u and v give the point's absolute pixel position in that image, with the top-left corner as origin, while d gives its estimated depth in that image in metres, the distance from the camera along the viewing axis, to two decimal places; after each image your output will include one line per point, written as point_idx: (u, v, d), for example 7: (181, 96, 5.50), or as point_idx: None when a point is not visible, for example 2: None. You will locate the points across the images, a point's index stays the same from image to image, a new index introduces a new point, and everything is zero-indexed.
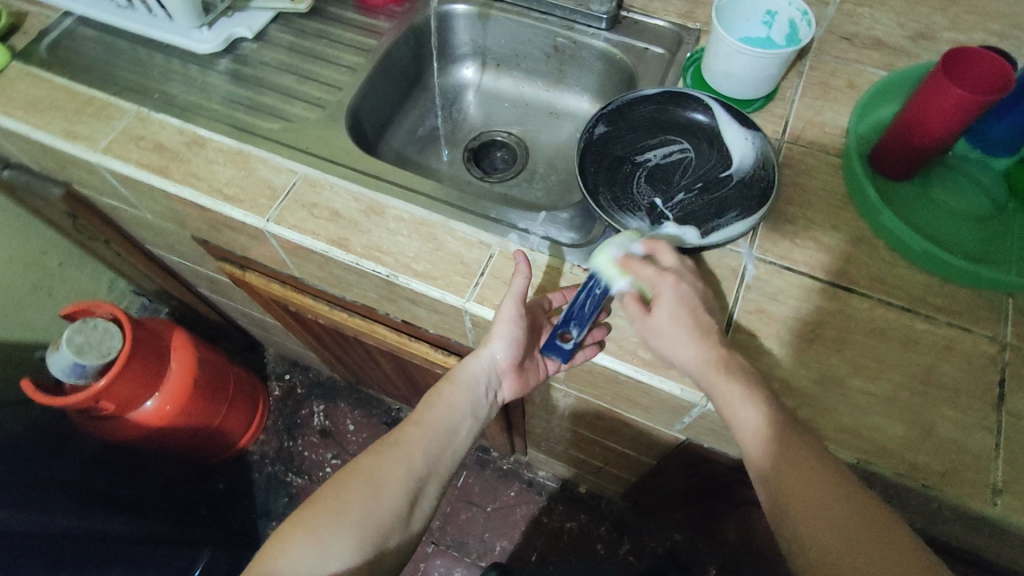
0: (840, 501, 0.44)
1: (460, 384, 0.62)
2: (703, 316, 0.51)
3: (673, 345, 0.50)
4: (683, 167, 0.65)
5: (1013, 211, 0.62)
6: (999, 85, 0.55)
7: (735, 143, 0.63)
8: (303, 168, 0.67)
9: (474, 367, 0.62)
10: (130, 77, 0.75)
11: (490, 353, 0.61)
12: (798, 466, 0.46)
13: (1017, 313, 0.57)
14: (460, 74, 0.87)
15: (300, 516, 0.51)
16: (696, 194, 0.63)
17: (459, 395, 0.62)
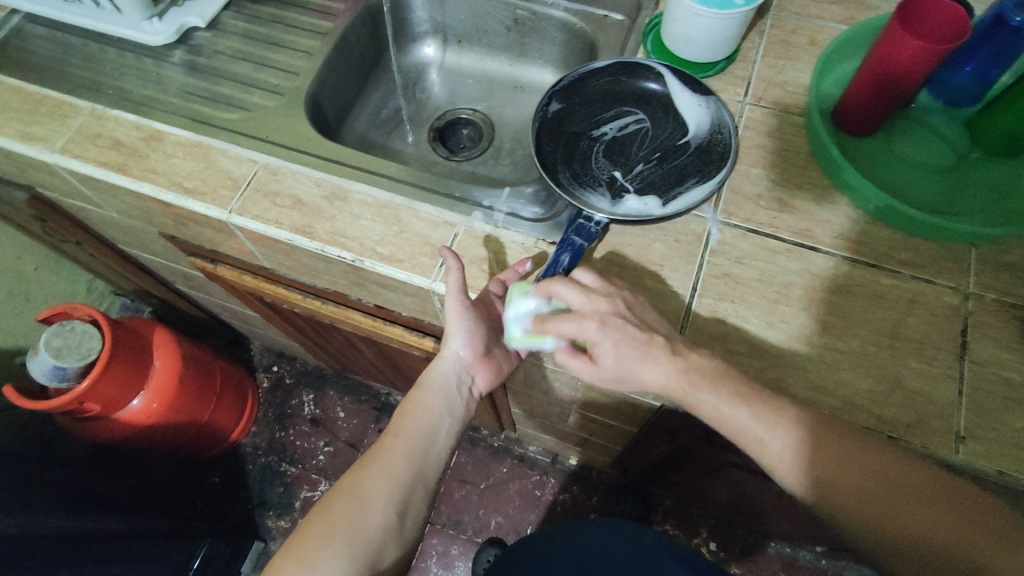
0: (870, 472, 0.47)
1: (431, 389, 0.62)
2: (645, 338, 0.51)
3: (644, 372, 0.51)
4: (642, 138, 0.65)
5: (976, 160, 0.62)
6: (956, 33, 0.54)
7: (690, 113, 0.64)
8: (263, 157, 0.66)
9: (440, 371, 0.63)
10: (83, 74, 0.73)
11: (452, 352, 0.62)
12: (829, 461, 0.48)
13: (980, 263, 0.58)
14: (421, 53, 0.86)
15: (290, 548, 0.50)
16: (654, 165, 0.63)
17: (431, 399, 0.62)
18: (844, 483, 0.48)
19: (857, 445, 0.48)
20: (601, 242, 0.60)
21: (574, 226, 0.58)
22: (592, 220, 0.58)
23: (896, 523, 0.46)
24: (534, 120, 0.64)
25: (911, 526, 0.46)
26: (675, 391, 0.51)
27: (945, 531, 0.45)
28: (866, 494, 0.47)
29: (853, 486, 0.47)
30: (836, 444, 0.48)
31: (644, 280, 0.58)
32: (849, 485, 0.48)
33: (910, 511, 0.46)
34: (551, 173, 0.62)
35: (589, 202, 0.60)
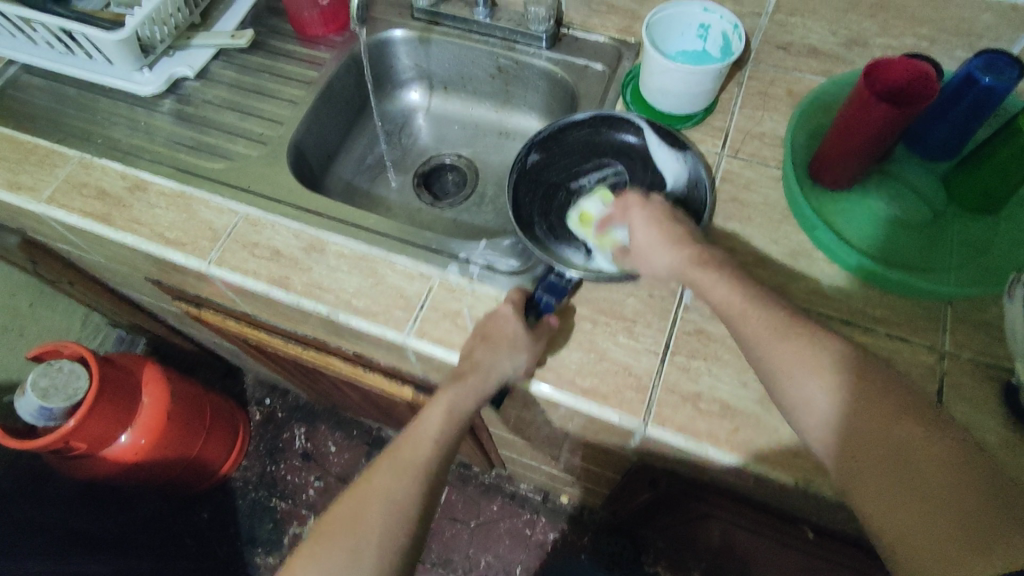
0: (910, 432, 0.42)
1: (473, 397, 0.53)
2: (668, 224, 0.55)
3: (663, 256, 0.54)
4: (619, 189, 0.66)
5: (950, 216, 0.62)
6: (922, 94, 0.55)
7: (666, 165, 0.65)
8: (244, 208, 0.67)
9: (491, 381, 0.53)
10: (74, 122, 0.75)
11: (509, 369, 0.53)
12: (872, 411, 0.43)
13: (955, 321, 0.57)
14: (407, 98, 0.87)
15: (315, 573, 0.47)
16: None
17: (466, 402, 0.53)
18: (855, 418, 0.43)
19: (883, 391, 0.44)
20: (574, 297, 0.60)
21: (546, 280, 0.60)
22: (564, 277, 0.59)
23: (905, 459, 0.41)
24: (512, 171, 0.64)
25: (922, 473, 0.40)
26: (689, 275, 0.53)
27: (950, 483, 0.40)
28: (881, 440, 0.42)
29: (866, 423, 0.43)
30: (863, 381, 0.44)
31: (616, 336, 0.58)
32: (862, 419, 0.43)
33: (910, 464, 0.41)
34: (528, 226, 0.63)
35: (563, 258, 0.61)
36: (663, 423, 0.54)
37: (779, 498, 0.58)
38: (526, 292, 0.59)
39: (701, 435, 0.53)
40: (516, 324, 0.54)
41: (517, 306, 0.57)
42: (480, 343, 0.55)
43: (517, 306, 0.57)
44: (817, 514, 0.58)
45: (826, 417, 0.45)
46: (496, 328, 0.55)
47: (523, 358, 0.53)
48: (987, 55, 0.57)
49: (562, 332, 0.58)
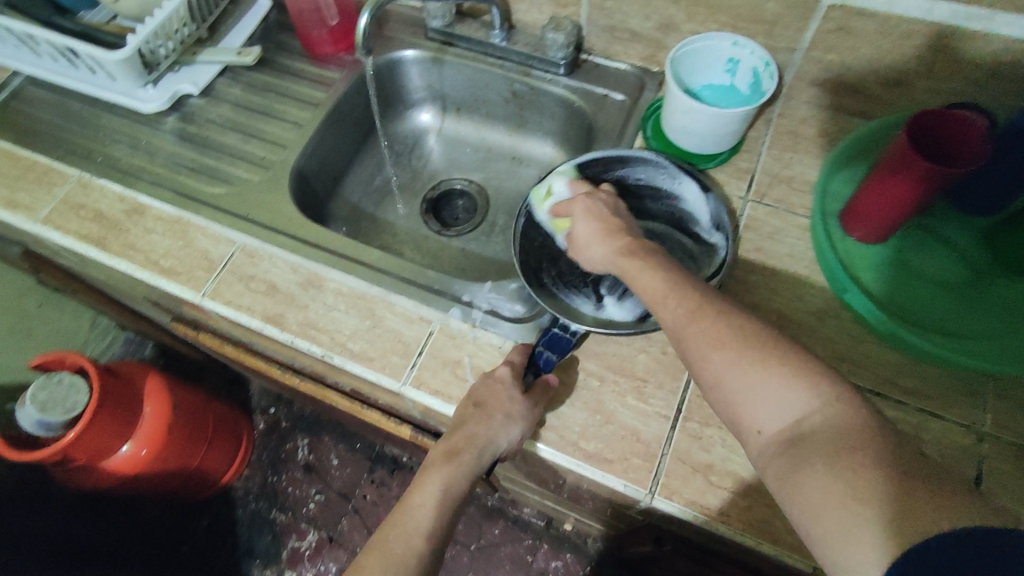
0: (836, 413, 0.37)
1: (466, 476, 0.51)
2: (611, 224, 0.52)
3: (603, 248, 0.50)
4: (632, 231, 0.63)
5: (993, 279, 0.57)
6: (973, 156, 0.51)
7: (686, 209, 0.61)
8: (241, 237, 0.64)
9: (487, 455, 0.51)
10: (75, 138, 0.73)
11: (503, 440, 0.51)
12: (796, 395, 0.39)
13: (995, 397, 0.52)
14: (418, 119, 0.84)
15: None
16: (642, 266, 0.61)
17: (460, 473, 0.50)
18: (786, 406, 0.39)
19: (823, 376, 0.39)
20: (580, 350, 0.56)
21: (548, 334, 0.56)
22: (567, 330, 0.56)
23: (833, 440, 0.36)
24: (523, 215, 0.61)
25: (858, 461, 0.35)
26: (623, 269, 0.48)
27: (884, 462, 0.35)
28: (807, 431, 0.38)
29: (795, 402, 0.38)
30: (792, 371, 0.39)
31: (624, 396, 0.54)
32: (792, 407, 0.39)
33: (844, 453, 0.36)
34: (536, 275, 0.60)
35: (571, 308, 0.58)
36: (670, 496, 0.50)
37: None
38: (526, 350, 0.56)
39: (711, 512, 0.50)
40: (512, 390, 0.52)
41: (514, 368, 0.54)
42: (473, 412, 0.52)
43: (511, 369, 0.54)
44: None
45: (756, 405, 0.40)
46: (490, 394, 0.52)
47: (518, 429, 0.51)
48: None
49: (564, 387, 0.55)
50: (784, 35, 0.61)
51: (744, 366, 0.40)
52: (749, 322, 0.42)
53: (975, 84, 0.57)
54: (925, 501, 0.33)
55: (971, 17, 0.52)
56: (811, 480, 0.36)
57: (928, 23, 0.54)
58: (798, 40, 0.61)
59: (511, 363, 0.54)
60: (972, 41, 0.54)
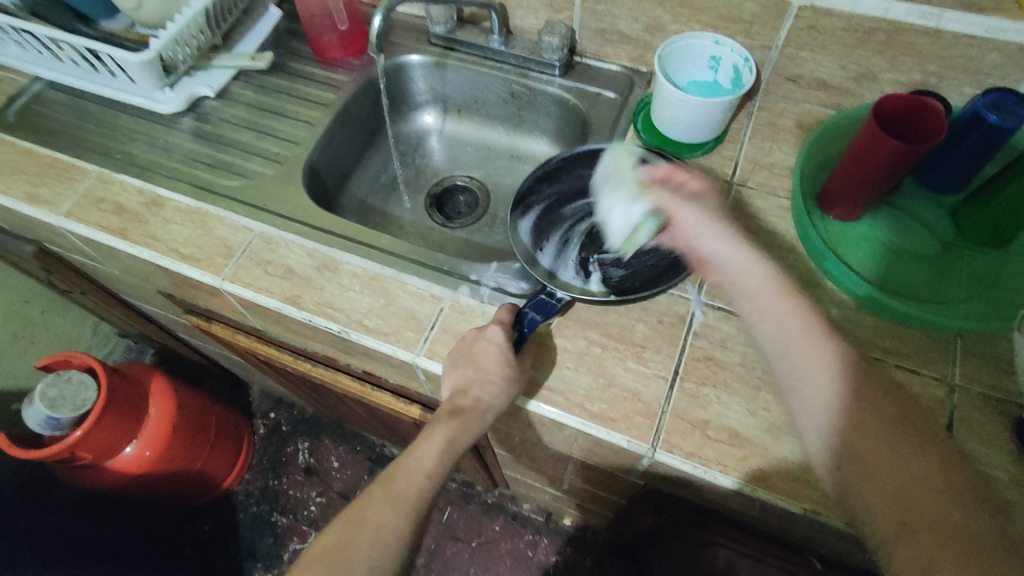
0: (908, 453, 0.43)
1: (469, 431, 0.54)
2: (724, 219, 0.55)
3: (713, 246, 0.54)
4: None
5: (960, 249, 0.62)
6: (934, 132, 0.56)
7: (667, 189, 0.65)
8: (259, 226, 0.68)
9: (490, 414, 0.55)
10: (94, 138, 0.76)
11: (502, 397, 0.54)
12: (877, 433, 0.44)
13: (965, 354, 0.56)
14: (421, 121, 0.89)
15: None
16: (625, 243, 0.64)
17: (463, 435, 0.54)
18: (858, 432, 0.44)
19: (894, 416, 0.45)
20: (583, 321, 0.61)
21: (536, 300, 0.60)
22: (553, 296, 0.60)
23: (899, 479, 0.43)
24: (515, 209, 0.67)
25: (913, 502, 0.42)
26: (732, 269, 0.52)
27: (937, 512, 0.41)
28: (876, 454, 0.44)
29: (872, 433, 0.44)
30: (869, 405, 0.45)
31: (625, 360, 0.58)
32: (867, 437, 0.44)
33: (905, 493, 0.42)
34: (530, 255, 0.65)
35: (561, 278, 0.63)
36: (671, 449, 0.54)
37: (787, 527, 0.58)
38: (513, 309, 0.59)
39: (708, 461, 0.53)
40: (506, 354, 0.55)
41: (504, 329, 0.56)
42: (471, 368, 0.55)
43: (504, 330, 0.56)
44: (823, 542, 0.58)
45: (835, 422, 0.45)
46: (486, 357, 0.55)
47: (513, 390, 0.54)
48: (995, 93, 0.57)
49: (565, 356, 0.59)
50: (761, 33, 0.67)
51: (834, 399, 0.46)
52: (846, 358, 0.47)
53: (932, 75, 0.63)
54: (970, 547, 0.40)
55: (923, 15, 0.59)
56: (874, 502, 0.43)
57: (887, 21, 0.60)
58: (773, 39, 0.67)
59: (500, 324, 0.57)
60: (925, 35, 0.60)
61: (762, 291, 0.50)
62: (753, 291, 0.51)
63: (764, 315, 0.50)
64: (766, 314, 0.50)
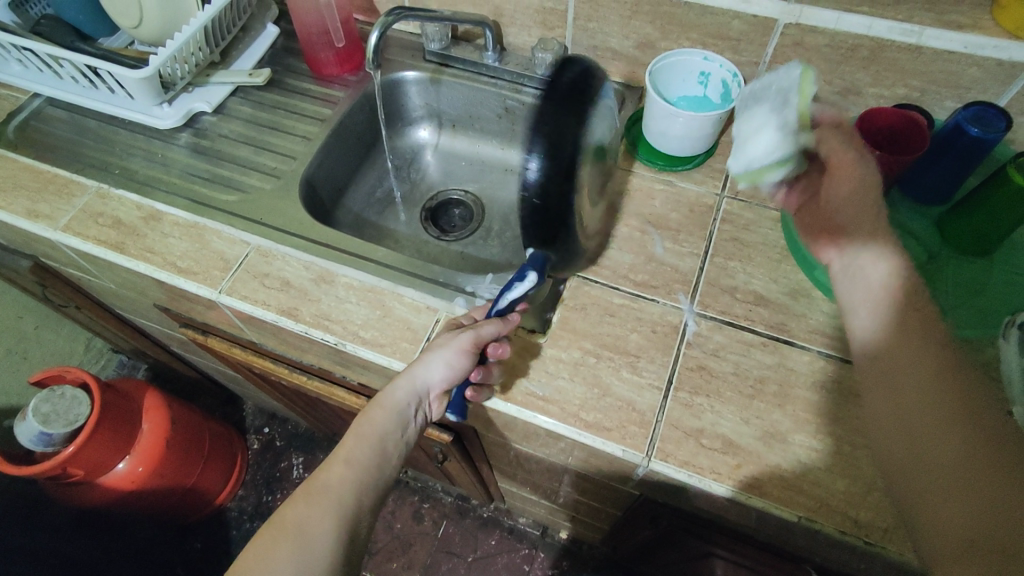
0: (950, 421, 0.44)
1: (383, 409, 0.53)
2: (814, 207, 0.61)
3: (861, 259, 0.53)
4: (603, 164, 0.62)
5: (946, 258, 0.63)
6: (915, 145, 0.61)
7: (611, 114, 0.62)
8: (256, 239, 0.68)
9: (403, 388, 0.53)
10: (92, 153, 0.76)
11: (426, 372, 0.54)
12: (922, 399, 0.45)
13: None
14: (416, 136, 0.90)
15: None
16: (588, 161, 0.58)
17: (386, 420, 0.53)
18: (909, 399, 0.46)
19: (945, 382, 0.45)
20: (578, 331, 0.61)
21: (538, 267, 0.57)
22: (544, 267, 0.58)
23: (934, 447, 0.44)
24: None
25: (943, 469, 0.43)
26: (872, 282, 0.52)
27: (963, 478, 0.42)
28: (921, 419, 0.45)
29: (920, 398, 0.45)
30: (926, 371, 0.46)
31: (619, 371, 0.59)
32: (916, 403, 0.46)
33: (938, 459, 0.43)
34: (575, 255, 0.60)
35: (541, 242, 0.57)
36: (666, 458, 0.55)
37: (782, 535, 0.58)
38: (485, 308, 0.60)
39: (703, 470, 0.54)
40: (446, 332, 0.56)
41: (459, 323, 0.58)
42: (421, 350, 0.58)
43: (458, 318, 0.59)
44: (817, 550, 0.58)
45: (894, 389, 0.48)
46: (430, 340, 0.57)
47: (439, 359, 0.54)
48: (976, 107, 0.59)
49: (561, 366, 0.60)
50: (748, 50, 0.68)
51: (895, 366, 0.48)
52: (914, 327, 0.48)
53: (915, 90, 0.65)
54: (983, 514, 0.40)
55: (905, 32, 0.60)
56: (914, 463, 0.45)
57: (870, 37, 0.62)
58: (760, 55, 0.68)
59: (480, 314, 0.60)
60: (907, 52, 0.62)
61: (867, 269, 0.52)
62: (867, 284, 0.52)
63: (860, 288, 0.52)
64: (868, 305, 0.51)
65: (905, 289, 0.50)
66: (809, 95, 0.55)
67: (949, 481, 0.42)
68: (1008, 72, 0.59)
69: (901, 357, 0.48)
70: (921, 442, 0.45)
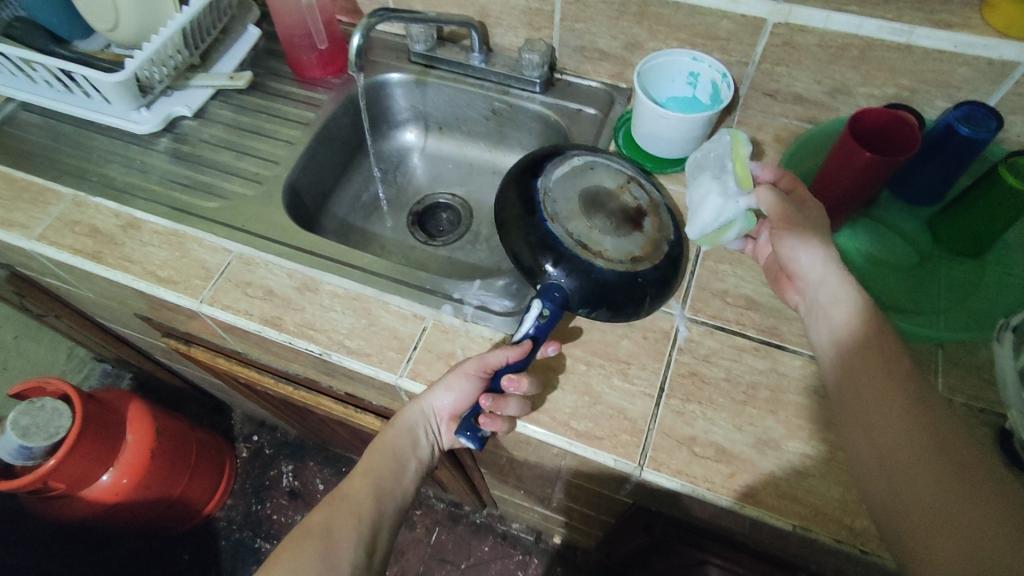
0: (922, 449, 0.43)
1: (397, 429, 0.56)
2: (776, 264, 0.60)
3: (816, 286, 0.53)
4: (624, 211, 0.60)
5: (938, 260, 0.62)
6: (908, 145, 0.58)
7: (608, 169, 0.63)
8: (238, 247, 0.67)
9: (413, 409, 0.55)
10: (69, 160, 0.74)
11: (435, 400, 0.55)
12: (895, 429, 0.45)
13: (948, 364, 0.56)
14: (402, 138, 0.88)
15: None
16: (582, 214, 0.59)
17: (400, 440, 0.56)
18: (883, 429, 0.46)
19: (914, 410, 0.45)
20: (568, 338, 0.60)
21: (549, 292, 0.55)
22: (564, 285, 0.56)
23: (908, 476, 0.43)
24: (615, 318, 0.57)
25: (918, 497, 0.42)
26: (823, 290, 0.52)
27: (938, 505, 0.41)
28: (894, 450, 0.45)
29: (893, 428, 0.45)
30: (897, 401, 0.46)
31: (610, 378, 0.58)
32: (890, 432, 0.45)
33: (915, 487, 0.42)
34: (626, 279, 0.56)
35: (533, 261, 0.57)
36: (658, 467, 0.54)
37: (776, 543, 0.58)
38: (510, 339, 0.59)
39: (696, 479, 0.53)
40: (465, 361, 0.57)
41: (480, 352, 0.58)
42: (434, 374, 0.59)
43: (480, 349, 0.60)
44: (812, 557, 0.58)
45: (869, 420, 0.47)
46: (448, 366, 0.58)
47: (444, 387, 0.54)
48: (966, 106, 0.58)
49: (551, 374, 0.58)
50: (737, 50, 0.67)
51: (869, 396, 0.47)
52: (885, 356, 0.48)
53: (905, 89, 0.64)
54: (961, 539, 0.39)
55: (894, 31, 0.60)
56: (890, 495, 0.44)
57: (860, 37, 0.61)
58: (750, 55, 0.67)
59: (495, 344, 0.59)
60: (897, 51, 0.61)
61: (831, 299, 0.52)
62: (827, 308, 0.52)
63: (828, 312, 0.52)
64: (837, 339, 0.51)
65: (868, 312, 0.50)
66: (744, 158, 0.57)
67: (926, 509, 0.41)
68: (999, 70, 0.59)
69: (871, 394, 0.47)
70: (897, 472, 0.44)
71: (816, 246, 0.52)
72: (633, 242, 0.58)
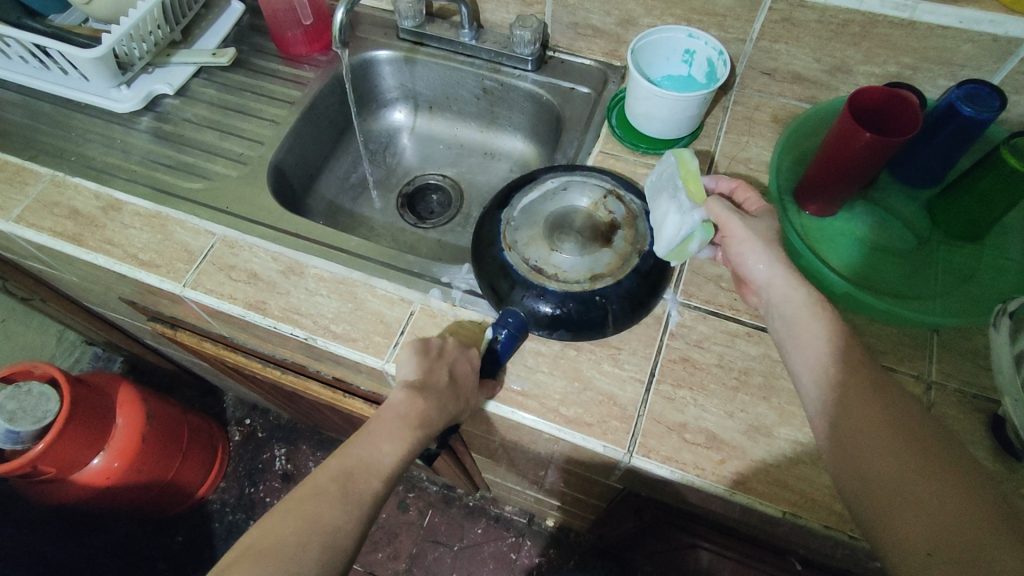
0: (886, 435, 0.43)
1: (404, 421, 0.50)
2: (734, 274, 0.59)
3: (766, 288, 0.51)
4: (592, 230, 0.57)
5: (936, 244, 0.61)
6: (908, 126, 0.55)
7: (584, 185, 0.60)
8: (221, 229, 0.65)
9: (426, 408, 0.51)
10: (47, 139, 0.72)
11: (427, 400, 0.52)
12: (856, 414, 0.44)
13: (941, 350, 0.56)
14: (391, 118, 0.86)
15: None
16: (543, 239, 0.57)
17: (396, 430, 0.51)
18: (844, 415, 0.45)
19: (872, 398, 0.45)
20: None
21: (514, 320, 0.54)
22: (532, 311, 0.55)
23: (872, 462, 0.42)
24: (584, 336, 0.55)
25: (885, 482, 0.41)
26: (772, 293, 0.51)
27: (907, 490, 0.40)
28: (857, 436, 0.44)
29: (854, 414, 0.44)
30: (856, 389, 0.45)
31: (600, 363, 0.57)
32: (852, 419, 0.44)
33: (880, 473, 0.42)
34: (584, 300, 0.54)
35: (505, 264, 0.56)
36: (648, 453, 0.53)
37: (767, 529, 0.57)
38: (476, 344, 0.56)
39: (686, 466, 0.52)
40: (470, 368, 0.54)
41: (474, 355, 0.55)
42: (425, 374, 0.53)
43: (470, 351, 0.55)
44: (802, 543, 0.57)
45: (829, 406, 0.46)
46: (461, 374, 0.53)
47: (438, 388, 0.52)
48: (969, 85, 0.56)
49: (541, 360, 0.57)
50: (735, 26, 0.65)
51: (828, 382, 0.46)
52: (843, 345, 0.48)
53: (907, 67, 0.63)
54: (933, 522, 0.38)
55: (898, 6, 0.58)
56: (855, 482, 0.43)
57: (862, 12, 0.59)
58: (747, 31, 0.65)
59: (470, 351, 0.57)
60: (900, 27, 0.59)
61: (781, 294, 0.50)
62: (783, 309, 0.50)
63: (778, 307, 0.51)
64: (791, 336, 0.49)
65: (815, 306, 0.49)
66: (692, 174, 0.55)
67: (893, 494, 0.41)
68: (1004, 48, 0.57)
69: (831, 386, 0.46)
70: (860, 458, 0.43)
71: (759, 251, 0.51)
72: (597, 260, 0.56)
